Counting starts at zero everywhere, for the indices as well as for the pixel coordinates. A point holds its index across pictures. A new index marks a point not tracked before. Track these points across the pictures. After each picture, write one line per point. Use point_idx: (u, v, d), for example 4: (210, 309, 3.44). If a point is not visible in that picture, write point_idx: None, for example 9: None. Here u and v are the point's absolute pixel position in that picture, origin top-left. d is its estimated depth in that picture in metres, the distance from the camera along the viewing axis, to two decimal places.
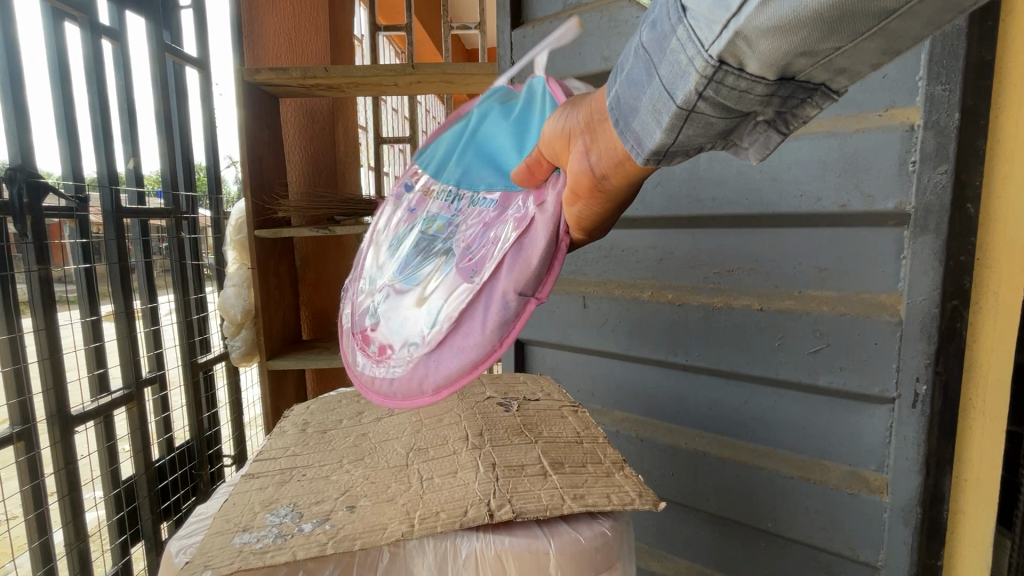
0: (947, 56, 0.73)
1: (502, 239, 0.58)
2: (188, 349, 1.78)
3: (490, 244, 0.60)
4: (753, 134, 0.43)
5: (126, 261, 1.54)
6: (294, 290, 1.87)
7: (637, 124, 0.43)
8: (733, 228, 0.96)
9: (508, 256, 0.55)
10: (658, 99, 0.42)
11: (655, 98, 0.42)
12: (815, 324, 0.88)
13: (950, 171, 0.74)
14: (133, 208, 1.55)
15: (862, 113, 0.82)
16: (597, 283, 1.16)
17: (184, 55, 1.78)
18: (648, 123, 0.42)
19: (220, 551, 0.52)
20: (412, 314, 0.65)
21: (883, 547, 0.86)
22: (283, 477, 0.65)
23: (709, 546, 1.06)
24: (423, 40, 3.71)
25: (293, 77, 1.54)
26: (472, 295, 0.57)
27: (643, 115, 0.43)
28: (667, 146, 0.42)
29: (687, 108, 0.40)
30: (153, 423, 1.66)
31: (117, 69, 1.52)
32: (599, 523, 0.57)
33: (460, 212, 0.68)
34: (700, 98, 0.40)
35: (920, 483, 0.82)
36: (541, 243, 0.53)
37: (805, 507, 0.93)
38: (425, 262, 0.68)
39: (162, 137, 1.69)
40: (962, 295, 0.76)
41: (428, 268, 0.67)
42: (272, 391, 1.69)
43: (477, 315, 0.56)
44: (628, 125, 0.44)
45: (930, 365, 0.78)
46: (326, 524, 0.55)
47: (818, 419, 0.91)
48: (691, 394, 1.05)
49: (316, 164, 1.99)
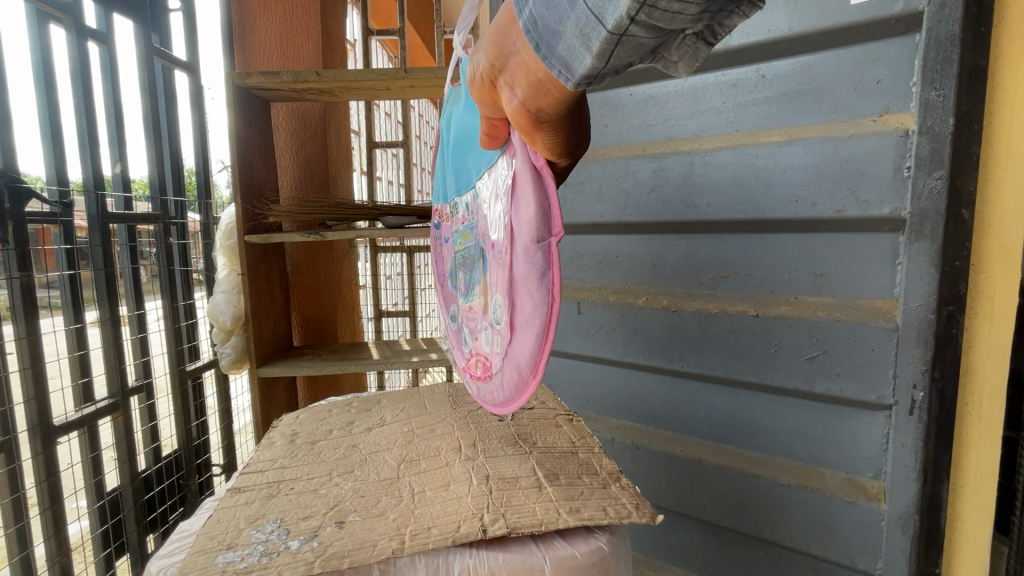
0: (940, 62, 0.73)
1: (503, 213, 0.52)
2: (176, 357, 1.75)
3: (498, 219, 0.54)
4: (681, 47, 0.37)
5: (112, 266, 1.51)
6: (284, 296, 1.84)
7: (563, 50, 0.37)
8: (728, 234, 0.96)
9: (515, 217, 0.49)
10: (584, 23, 0.35)
11: (581, 20, 0.35)
12: (812, 330, 0.88)
13: (945, 176, 0.74)
14: (120, 213, 1.52)
15: (856, 119, 0.82)
16: (592, 289, 1.15)
17: (174, 58, 1.76)
18: (576, 49, 0.36)
19: (202, 571, 0.50)
20: (485, 319, 0.58)
21: (881, 555, 0.85)
22: (270, 491, 0.63)
23: (705, 554, 1.05)
24: (417, 45, 3.71)
25: (284, 82, 1.52)
26: (509, 272, 0.50)
27: (568, 40, 0.36)
28: (599, 73, 0.36)
29: (619, 32, 0.34)
30: (140, 433, 1.63)
31: (104, 73, 1.49)
32: (595, 537, 0.55)
33: (473, 206, 0.63)
34: (633, 23, 0.33)
35: (918, 491, 0.81)
36: (535, 190, 0.47)
37: (802, 515, 0.92)
38: (472, 270, 0.63)
39: (151, 142, 1.66)
40: (957, 301, 0.75)
41: (475, 276, 0.62)
42: (263, 398, 1.66)
43: (518, 288, 0.49)
44: (554, 52, 0.37)
45: (926, 371, 0.77)
46: (314, 541, 0.54)
47: (814, 426, 0.91)
48: (687, 400, 1.04)
49: (307, 168, 1.97)
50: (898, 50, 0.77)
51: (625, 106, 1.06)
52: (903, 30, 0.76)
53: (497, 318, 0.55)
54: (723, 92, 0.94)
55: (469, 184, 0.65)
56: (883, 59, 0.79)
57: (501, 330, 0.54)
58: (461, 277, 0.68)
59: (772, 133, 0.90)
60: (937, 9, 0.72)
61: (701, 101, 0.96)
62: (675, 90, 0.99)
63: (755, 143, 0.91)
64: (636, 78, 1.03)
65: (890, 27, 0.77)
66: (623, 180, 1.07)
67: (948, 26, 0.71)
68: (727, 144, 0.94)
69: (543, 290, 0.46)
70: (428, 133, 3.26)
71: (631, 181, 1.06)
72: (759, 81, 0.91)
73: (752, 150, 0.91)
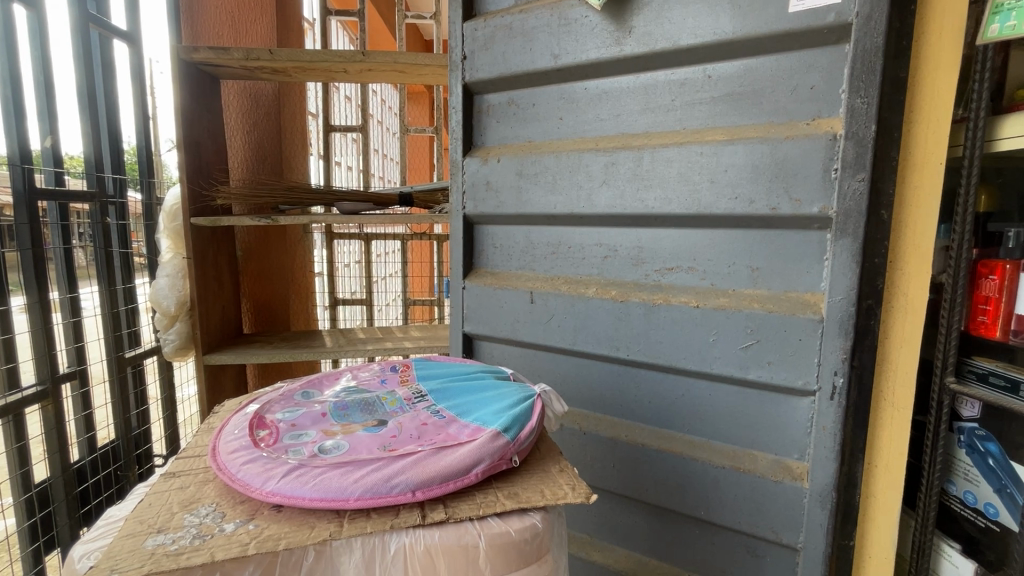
0: (866, 72, 0.79)
1: None
2: (114, 344, 1.66)
3: (409, 443, 0.64)
4: None
5: (41, 247, 1.41)
6: (233, 281, 1.78)
7: None
8: (674, 228, 0.99)
9: None
10: None
11: None
12: (747, 321, 0.92)
13: (867, 178, 0.80)
14: (50, 190, 1.43)
15: (792, 122, 0.86)
16: (545, 279, 1.16)
17: (113, 27, 1.64)
18: None
19: (130, 554, 0.51)
20: (316, 433, 0.66)
21: (803, 530, 0.92)
22: (206, 476, 0.64)
23: (646, 535, 1.10)
24: (378, 28, 3.63)
25: (235, 59, 1.46)
26: (370, 476, 0.58)
27: None
28: None
29: None
30: (73, 423, 1.54)
31: (32, 39, 1.39)
32: (530, 514, 0.61)
33: (422, 403, 0.74)
34: None
35: (836, 470, 0.88)
36: None
37: (734, 496, 0.98)
38: (381, 400, 0.75)
39: (85, 115, 1.56)
40: (875, 295, 0.84)
41: (376, 407, 0.73)
42: (209, 387, 1.60)
43: (368, 479, 0.58)
44: None
45: (846, 359, 0.85)
46: (249, 524, 0.55)
47: (749, 411, 0.96)
48: (632, 388, 1.08)
49: (260, 150, 1.90)
50: (831, 58, 0.82)
51: (579, 99, 1.07)
52: (835, 39, 0.81)
53: (326, 449, 0.63)
54: (672, 89, 0.96)
55: (444, 405, 0.73)
56: (817, 65, 0.84)
57: (324, 454, 0.62)
58: (366, 394, 0.77)
59: (716, 131, 0.93)
60: (864, 21, 0.78)
61: (652, 98, 0.99)
62: (627, 85, 1.01)
63: (700, 140, 0.93)
64: (590, 71, 1.04)
65: (824, 36, 0.82)
66: (575, 172, 1.07)
67: (873, 38, 0.78)
68: (674, 141, 0.95)
69: (358, 490, 0.57)
70: (388, 117, 3.18)
71: (583, 173, 1.06)
72: (703, 80, 0.93)
73: (696, 148, 0.93)
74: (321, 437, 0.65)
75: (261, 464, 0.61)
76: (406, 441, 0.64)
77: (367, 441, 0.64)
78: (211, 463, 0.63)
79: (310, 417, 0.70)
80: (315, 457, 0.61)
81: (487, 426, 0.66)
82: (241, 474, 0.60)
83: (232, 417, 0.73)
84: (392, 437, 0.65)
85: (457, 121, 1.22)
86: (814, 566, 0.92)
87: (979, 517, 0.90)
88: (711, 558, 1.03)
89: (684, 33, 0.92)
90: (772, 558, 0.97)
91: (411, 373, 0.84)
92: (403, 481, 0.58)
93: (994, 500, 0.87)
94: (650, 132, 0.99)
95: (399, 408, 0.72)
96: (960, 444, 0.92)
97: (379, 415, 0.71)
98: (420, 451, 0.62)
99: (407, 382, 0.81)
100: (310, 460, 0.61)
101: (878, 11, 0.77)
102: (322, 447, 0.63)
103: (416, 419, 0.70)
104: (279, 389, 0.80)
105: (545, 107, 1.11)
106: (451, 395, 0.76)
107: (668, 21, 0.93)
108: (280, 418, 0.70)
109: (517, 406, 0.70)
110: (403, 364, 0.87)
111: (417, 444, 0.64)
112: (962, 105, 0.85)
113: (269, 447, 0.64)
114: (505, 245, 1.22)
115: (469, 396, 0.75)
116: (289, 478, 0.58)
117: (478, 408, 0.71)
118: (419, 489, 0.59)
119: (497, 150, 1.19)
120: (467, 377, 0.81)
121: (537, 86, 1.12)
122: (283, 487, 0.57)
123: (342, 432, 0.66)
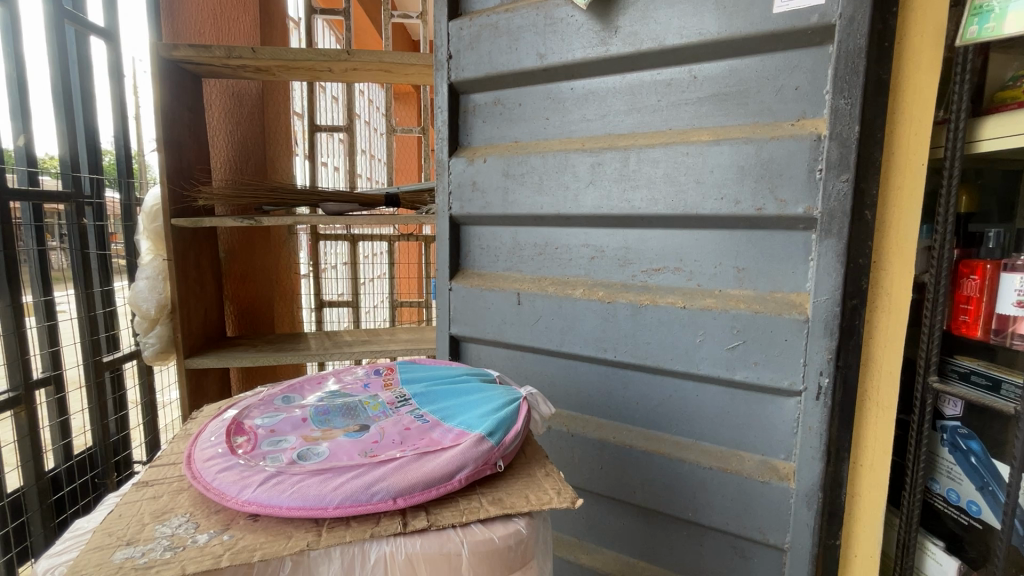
0: (849, 73, 0.80)
1: None
2: (91, 348, 1.62)
3: (390, 448, 0.63)
4: None
5: (13, 249, 1.38)
6: (216, 284, 1.74)
7: None
8: (661, 229, 0.99)
9: None
10: None
11: None
12: (733, 321, 0.92)
13: (851, 179, 0.81)
14: (22, 190, 1.39)
15: (776, 123, 0.86)
16: (533, 280, 1.15)
17: (90, 25, 1.60)
18: None
19: (96, 568, 0.49)
20: (296, 438, 0.65)
21: (790, 530, 0.92)
22: (180, 484, 0.62)
23: (635, 537, 1.09)
24: (365, 27, 3.61)
25: (216, 57, 1.43)
26: (352, 481, 0.57)
27: None
28: None
29: None
30: (48, 430, 1.51)
31: (5, 36, 1.35)
32: (515, 520, 0.60)
33: (406, 407, 0.73)
34: None
35: (821, 469, 0.88)
36: None
37: (721, 495, 0.98)
38: (363, 405, 0.73)
39: (61, 114, 1.52)
40: (860, 295, 0.85)
41: (358, 411, 0.71)
42: (190, 391, 1.57)
43: (350, 485, 0.57)
44: None
45: (831, 359, 0.85)
46: (224, 534, 0.54)
47: (736, 412, 0.96)
48: (620, 390, 1.07)
49: (243, 150, 1.87)
50: (814, 59, 0.83)
51: (565, 99, 1.06)
52: (818, 40, 0.82)
53: (305, 455, 0.61)
54: (658, 90, 0.96)
55: (428, 408, 0.72)
56: (802, 66, 0.84)
57: (305, 460, 0.60)
58: (350, 398, 0.76)
59: (702, 131, 0.93)
60: (847, 22, 0.78)
61: (639, 98, 0.98)
62: (614, 86, 1.00)
63: (686, 141, 0.93)
64: (576, 70, 1.03)
65: (808, 37, 0.82)
66: (562, 173, 1.06)
67: (857, 39, 0.78)
68: (661, 141, 0.95)
69: (339, 497, 0.56)
70: (376, 117, 3.15)
71: (569, 173, 1.05)
72: (689, 81, 0.93)
73: (682, 148, 0.92)
74: (300, 443, 0.64)
75: (238, 472, 0.59)
76: (388, 447, 0.63)
77: (348, 447, 0.63)
78: (186, 472, 0.61)
79: (289, 423, 0.68)
80: (293, 464, 0.60)
81: (471, 430, 0.65)
82: (216, 482, 0.58)
83: (209, 423, 0.71)
84: (374, 442, 0.64)
85: (443, 121, 1.20)
86: (801, 566, 0.92)
87: (962, 515, 0.91)
88: (699, 559, 1.02)
89: (670, 34, 0.91)
90: (760, 558, 0.97)
91: (395, 376, 0.82)
92: (384, 487, 0.57)
93: (977, 497, 0.88)
94: (636, 132, 0.99)
95: (382, 412, 0.71)
96: (943, 442, 0.93)
97: (360, 420, 0.69)
98: (402, 456, 0.61)
99: (391, 385, 0.80)
100: (288, 467, 0.59)
101: (861, 12, 0.77)
102: (301, 453, 0.62)
103: (399, 423, 0.68)
104: (259, 394, 0.78)
105: (531, 107, 1.10)
106: (436, 399, 0.74)
107: (654, 21, 0.93)
108: (259, 423, 0.69)
109: (505, 409, 0.69)
110: (388, 365, 0.86)
111: (399, 449, 0.62)
112: (943, 106, 0.86)
113: (247, 454, 0.62)
114: (492, 246, 1.20)
115: (454, 399, 0.74)
116: (266, 486, 0.57)
117: (461, 413, 0.70)
118: (399, 496, 0.57)
119: (483, 150, 1.18)
120: (451, 380, 0.80)
121: (524, 85, 1.11)
122: (259, 496, 0.56)
123: (322, 437, 0.65)
